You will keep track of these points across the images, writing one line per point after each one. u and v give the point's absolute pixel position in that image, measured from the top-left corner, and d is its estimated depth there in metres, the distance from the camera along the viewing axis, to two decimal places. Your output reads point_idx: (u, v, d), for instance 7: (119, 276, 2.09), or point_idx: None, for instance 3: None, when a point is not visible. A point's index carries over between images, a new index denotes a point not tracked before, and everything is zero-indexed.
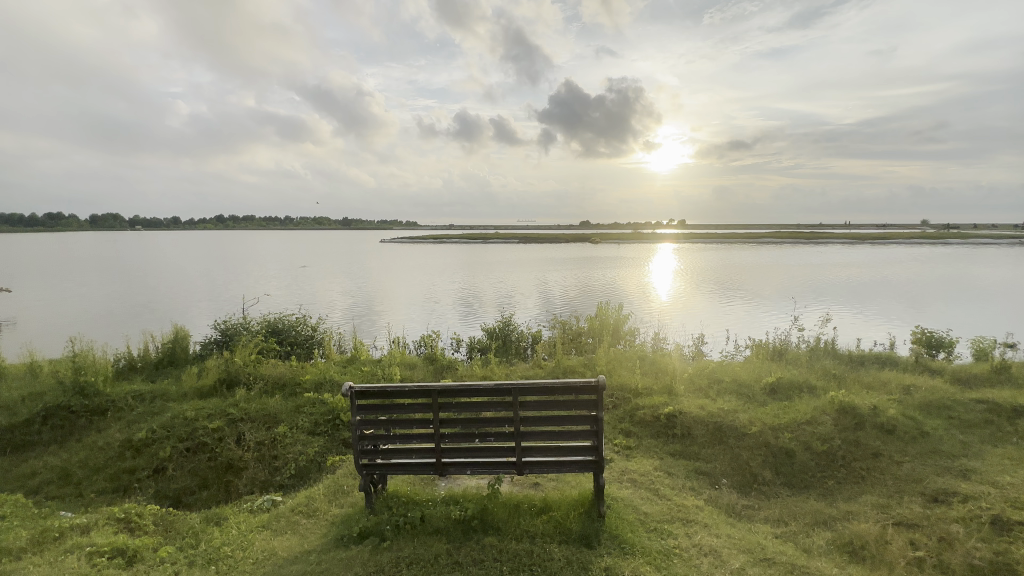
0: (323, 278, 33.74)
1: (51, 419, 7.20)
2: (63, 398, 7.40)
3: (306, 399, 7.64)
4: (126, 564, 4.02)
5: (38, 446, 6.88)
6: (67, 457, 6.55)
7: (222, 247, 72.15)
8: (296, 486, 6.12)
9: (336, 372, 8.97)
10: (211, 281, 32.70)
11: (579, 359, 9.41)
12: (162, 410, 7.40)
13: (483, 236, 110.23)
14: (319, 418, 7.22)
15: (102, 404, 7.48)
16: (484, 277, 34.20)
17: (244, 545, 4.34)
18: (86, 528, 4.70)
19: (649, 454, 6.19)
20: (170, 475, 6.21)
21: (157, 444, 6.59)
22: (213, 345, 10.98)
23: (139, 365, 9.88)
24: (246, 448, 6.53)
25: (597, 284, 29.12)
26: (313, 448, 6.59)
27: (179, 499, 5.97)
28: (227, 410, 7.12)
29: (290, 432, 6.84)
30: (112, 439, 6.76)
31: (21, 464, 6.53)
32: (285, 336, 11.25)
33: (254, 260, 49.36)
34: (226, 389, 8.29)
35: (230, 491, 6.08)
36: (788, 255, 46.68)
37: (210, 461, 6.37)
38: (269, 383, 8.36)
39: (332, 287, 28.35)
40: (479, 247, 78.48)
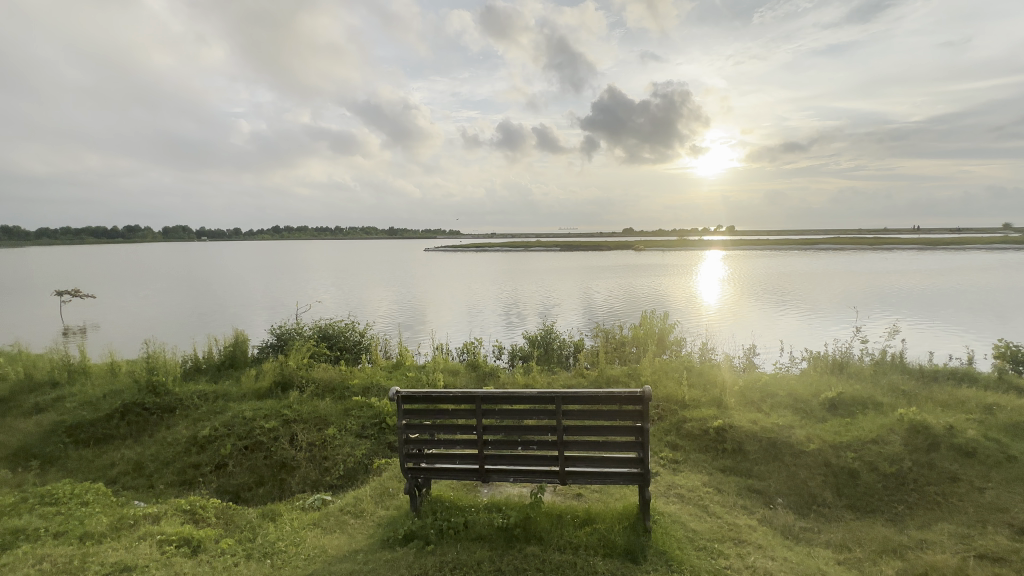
0: (370, 286, 34.98)
1: (127, 415, 7.82)
2: (138, 396, 8.04)
3: (353, 403, 7.96)
4: (191, 553, 4.29)
5: (116, 439, 7.48)
6: (141, 450, 7.07)
7: (279, 257, 76.16)
8: (344, 487, 6.34)
9: (383, 376, 9.25)
10: (268, 289, 34.56)
11: (623, 369, 9.24)
12: (224, 410, 7.89)
13: (526, 243, 110.92)
14: (366, 421, 7.48)
15: (171, 403, 8.07)
16: (525, 285, 34.28)
17: (297, 541, 4.52)
18: (157, 517, 5.06)
19: (698, 469, 5.94)
20: (230, 472, 6.57)
21: (219, 441, 7.02)
22: (270, 349, 11.60)
23: (204, 366, 10.58)
24: (298, 448, 6.84)
25: (642, 292, 28.52)
26: (361, 450, 6.83)
27: (237, 493, 6.31)
28: (282, 412, 7.52)
29: (339, 434, 7.12)
30: (180, 434, 7.27)
31: (101, 455, 7.11)
32: (335, 342, 11.72)
33: (308, 269, 51.80)
34: (280, 390, 8.74)
35: (284, 489, 6.34)
36: (850, 262, 43.99)
37: (266, 459, 6.70)
38: (320, 386, 8.75)
39: (380, 296, 29.23)
40: (522, 255, 78.91)
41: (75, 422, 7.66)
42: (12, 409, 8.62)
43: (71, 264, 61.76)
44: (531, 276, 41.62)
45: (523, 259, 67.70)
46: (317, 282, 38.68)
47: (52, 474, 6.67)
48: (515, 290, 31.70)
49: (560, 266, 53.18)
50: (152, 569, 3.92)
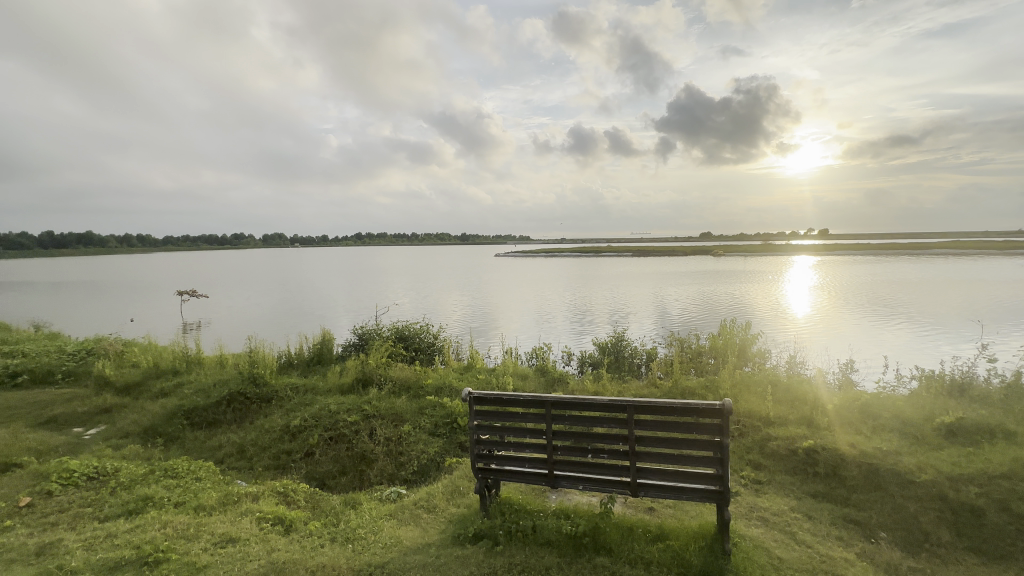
0: (444, 290, 36.29)
1: (232, 402, 8.75)
2: (242, 386, 8.98)
3: (427, 402, 8.31)
4: (284, 531, 4.70)
5: (223, 423, 8.38)
6: (243, 435, 7.85)
7: (362, 263, 81.35)
8: (418, 482, 6.61)
9: (455, 378, 9.55)
10: (351, 292, 37.09)
11: (699, 380, 8.78)
12: (313, 402, 8.58)
13: (597, 249, 109.42)
14: (438, 420, 7.80)
15: (268, 394, 8.92)
16: (596, 291, 33.77)
17: (375, 529, 4.78)
18: (256, 497, 5.59)
19: (784, 493, 5.48)
20: (317, 460, 7.10)
21: (308, 431, 7.63)
22: (352, 348, 12.43)
23: (295, 361, 11.55)
24: (377, 442, 7.26)
25: (721, 300, 26.91)
26: (434, 448, 7.11)
27: (323, 480, 6.78)
28: (363, 408, 8.04)
29: (413, 431, 7.48)
30: (276, 423, 8.00)
31: (211, 438, 7.99)
32: (411, 343, 12.30)
33: (386, 274, 54.82)
34: (361, 387, 9.34)
35: (363, 479, 6.73)
36: (974, 269, 38.47)
37: (348, 451, 7.17)
38: (397, 384, 9.22)
39: (453, 300, 30.17)
40: (593, 260, 77.84)
41: (191, 406, 8.69)
42: (143, 393, 9.99)
43: (191, 268, 70.56)
44: (602, 282, 40.93)
45: (592, 265, 66.72)
46: (395, 286, 40.90)
47: (172, 452, 7.59)
48: (586, 296, 31.28)
49: (631, 272, 51.67)
50: (251, 543, 4.34)
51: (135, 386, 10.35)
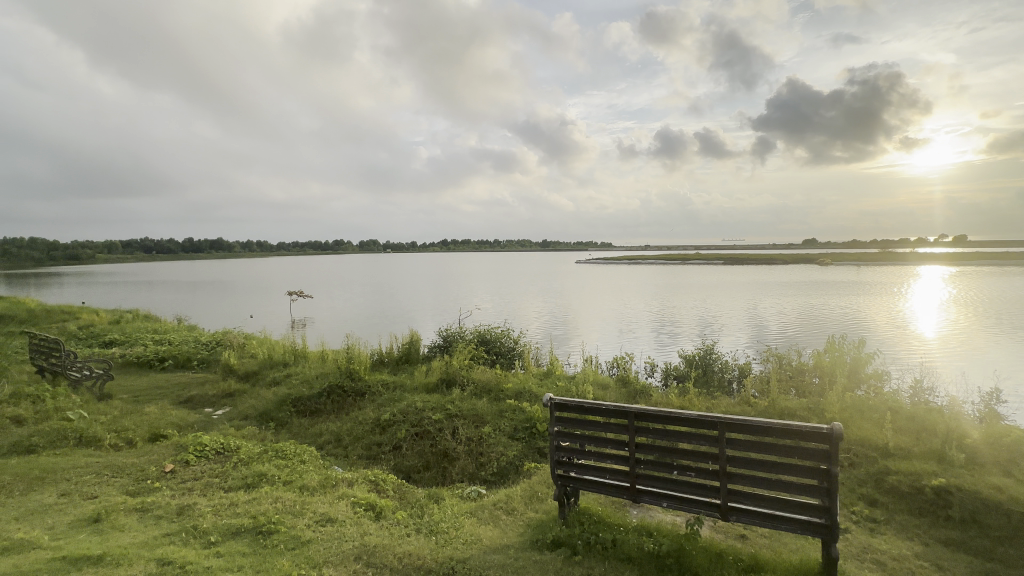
0: (524, 296, 36.67)
1: (332, 394, 9.58)
2: (340, 380, 9.80)
3: (507, 406, 8.47)
4: (375, 517, 5.04)
5: (324, 413, 9.19)
6: (340, 426, 8.52)
7: (447, 268, 84.85)
8: (497, 483, 6.75)
9: (535, 384, 9.60)
10: (437, 296, 38.87)
11: (801, 401, 7.98)
12: (401, 399, 9.11)
13: (684, 257, 104.18)
14: (518, 424, 7.92)
15: (362, 389, 9.65)
16: (684, 301, 32.05)
17: (457, 525, 4.95)
18: (351, 482, 6.05)
19: (906, 536, 4.80)
20: (404, 453, 7.50)
21: (397, 425, 8.10)
22: (437, 349, 13.01)
23: (386, 359, 12.35)
24: (459, 440, 7.53)
25: (829, 315, 24.25)
26: (513, 451, 7.23)
27: (409, 473, 7.13)
28: (446, 407, 8.39)
29: (494, 434, 7.66)
30: (368, 416, 8.60)
31: (313, 425, 8.76)
32: (492, 346, 12.60)
33: (469, 280, 56.65)
34: (445, 387, 9.74)
35: (446, 475, 7.00)
36: None
37: (432, 447, 7.50)
38: (479, 386, 9.49)
39: (533, 306, 30.34)
40: (681, 268, 74.05)
41: (298, 395, 9.62)
42: (259, 381, 11.28)
43: (299, 271, 78.38)
44: (690, 291, 38.81)
45: (678, 273, 63.62)
46: (477, 291, 42.19)
47: (282, 435, 8.45)
48: (672, 305, 29.84)
49: (723, 281, 48.37)
50: (346, 525, 4.70)
51: (253, 374, 11.73)
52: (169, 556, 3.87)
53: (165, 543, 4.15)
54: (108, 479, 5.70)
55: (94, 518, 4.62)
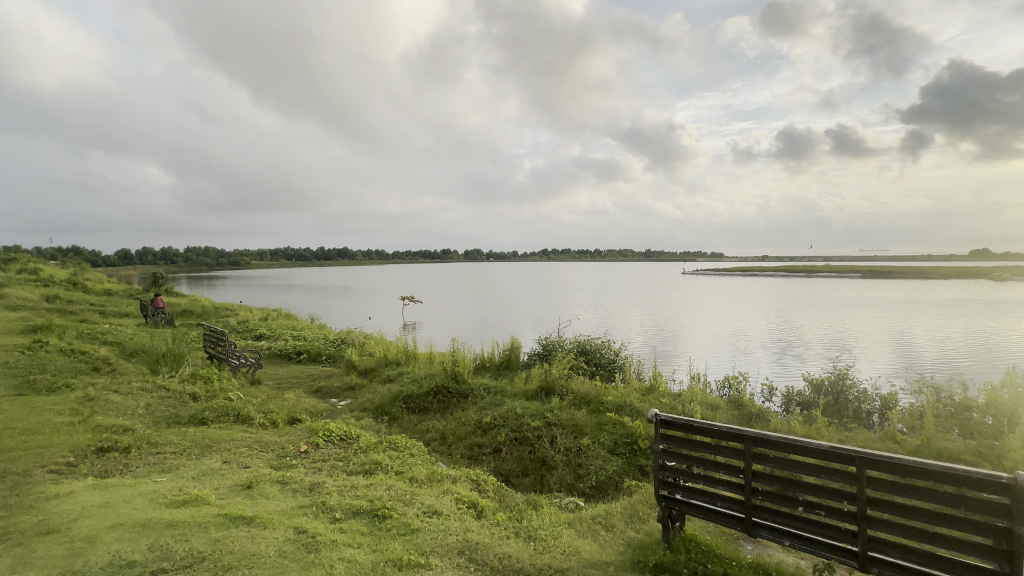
0: (626, 308, 35.50)
1: (438, 394, 10.20)
2: (445, 382, 10.41)
3: (607, 418, 8.29)
4: (477, 515, 5.24)
5: (431, 411, 9.79)
6: (445, 424, 8.99)
7: (547, 278, 85.42)
8: (596, 497, 6.64)
9: (637, 398, 9.24)
10: (537, 304, 39.29)
11: (968, 443, 6.63)
12: (501, 404, 9.37)
13: (810, 270, 93.04)
14: (618, 439, 7.70)
15: (465, 391, 10.18)
16: (810, 318, 28.52)
17: (555, 534, 4.95)
18: (455, 480, 6.35)
19: None
20: (503, 457, 7.68)
21: (497, 429, 8.34)
22: (537, 357, 13.17)
23: (488, 364, 12.79)
24: (557, 450, 7.55)
25: (1011, 342, 19.82)
26: (612, 466, 7.07)
27: (508, 476, 7.27)
28: (545, 415, 8.46)
29: (593, 446, 7.56)
30: (471, 418, 8.98)
31: (421, 421, 9.34)
32: (592, 357, 12.42)
33: (568, 289, 56.47)
34: (544, 395, 9.82)
35: (544, 483, 7.05)
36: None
37: (531, 454, 7.61)
38: (578, 397, 9.40)
39: (635, 318, 29.25)
40: (806, 281, 66.07)
41: (409, 393, 10.35)
42: (375, 377, 12.37)
43: (411, 279, 84.82)
44: (819, 307, 34.46)
45: (803, 286, 57.13)
46: (577, 301, 41.85)
47: (394, 428, 9.13)
48: (795, 323, 26.78)
49: (860, 297, 42.20)
50: (450, 519, 4.94)
51: (371, 370, 12.91)
52: (303, 525, 4.39)
53: (299, 513, 4.73)
54: (257, 453, 6.66)
55: (247, 485, 5.42)
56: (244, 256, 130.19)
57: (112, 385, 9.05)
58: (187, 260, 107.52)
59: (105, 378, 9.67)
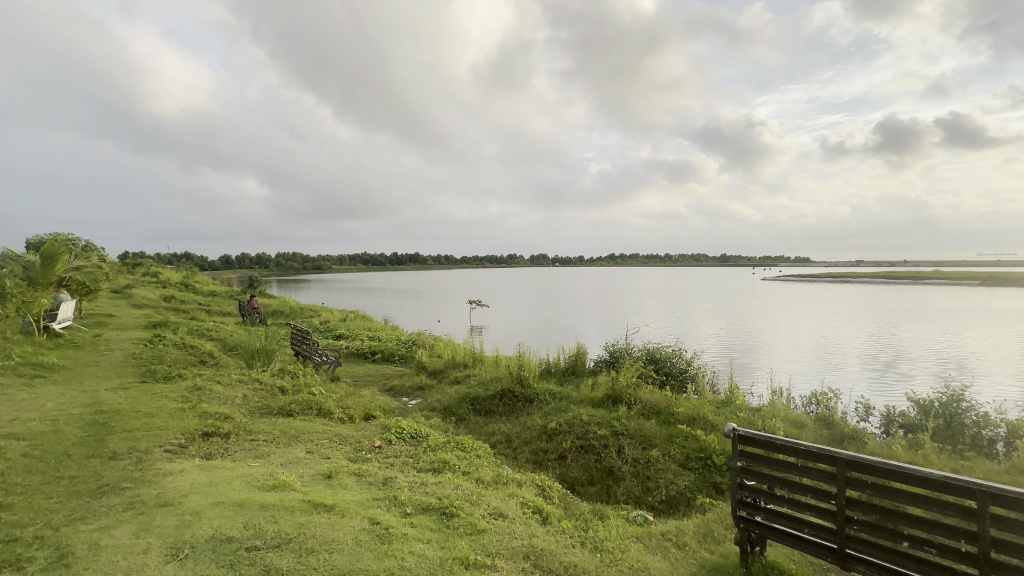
0: (699, 315, 33.79)
1: (504, 397, 10.32)
2: (511, 386, 10.51)
3: (678, 431, 7.93)
4: (542, 520, 5.22)
5: (496, 414, 9.91)
6: (510, 428, 9.05)
7: (614, 283, 83.60)
8: (666, 512, 6.38)
9: (711, 411, 8.75)
10: (604, 310, 38.52)
11: None
12: (566, 410, 9.28)
13: (915, 276, 83.10)
14: (690, 453, 7.35)
15: (531, 396, 10.21)
16: (916, 331, 25.40)
17: (623, 547, 4.80)
18: (520, 484, 6.37)
19: None
20: (569, 464, 7.60)
21: (563, 435, 8.26)
22: (603, 364, 12.91)
23: (553, 369, 12.72)
24: (625, 460, 7.35)
25: None
26: (684, 481, 6.75)
27: (573, 484, 7.16)
28: (612, 423, 8.26)
29: (662, 459, 7.27)
30: (536, 423, 8.98)
31: (487, 424, 9.47)
32: (662, 366, 11.95)
33: (638, 295, 54.75)
34: (611, 403, 9.59)
35: (611, 494, 6.88)
36: None
37: (597, 463, 7.46)
38: (646, 407, 9.08)
39: (709, 327, 27.74)
40: (910, 289, 59.12)
41: (475, 395, 10.55)
42: (444, 379, 12.75)
43: (478, 283, 86.82)
44: (927, 318, 30.62)
45: (907, 294, 51.20)
46: (646, 307, 40.46)
47: (461, 429, 9.34)
48: (897, 335, 23.99)
49: (981, 307, 36.91)
50: (516, 522, 4.96)
51: (440, 371, 13.33)
52: (377, 517, 4.61)
53: (374, 505, 4.98)
54: (336, 446, 7.11)
55: (328, 475, 5.81)
56: (327, 261, 140.28)
57: (216, 377, 10.12)
58: (278, 265, 117.82)
59: (210, 370, 10.83)
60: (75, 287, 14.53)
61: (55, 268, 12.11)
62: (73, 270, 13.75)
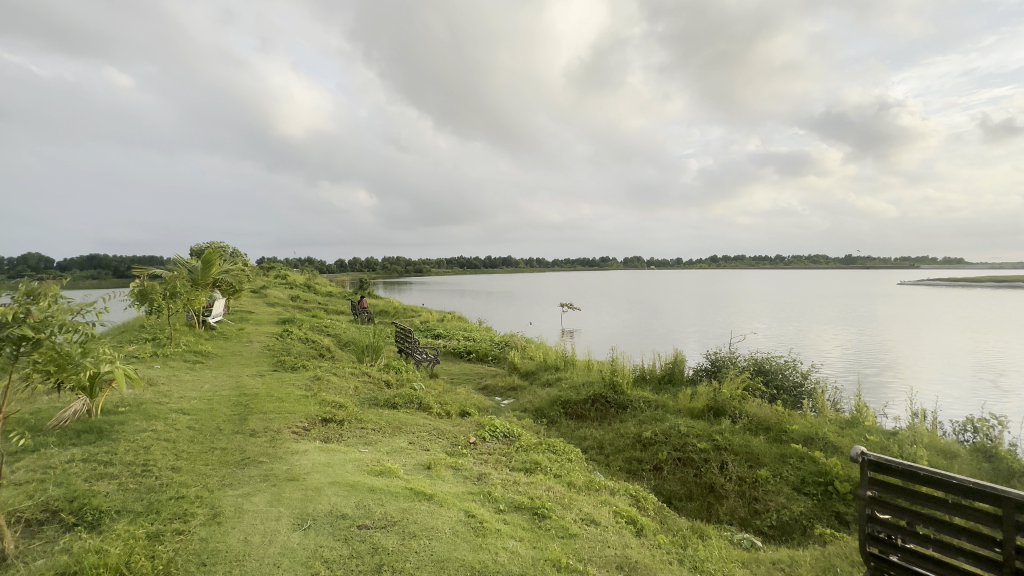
0: (818, 324, 30.23)
1: (596, 402, 10.15)
2: (603, 391, 10.33)
3: (793, 450, 7.18)
4: (636, 532, 5.04)
5: (588, 419, 9.78)
6: (602, 434, 8.86)
7: (718, 286, 78.18)
8: (777, 539, 5.81)
9: (833, 431, 7.79)
10: (705, 316, 36.18)
11: None
12: (662, 420, 8.87)
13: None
14: (806, 476, 6.61)
15: (624, 403, 9.95)
16: None
17: (725, 570, 4.47)
18: (613, 492, 6.21)
19: None
20: (665, 476, 7.24)
21: (658, 445, 7.91)
22: (704, 373, 12.12)
23: (648, 376, 12.22)
24: (728, 477, 6.85)
25: None
26: (799, 507, 6.09)
27: (670, 498, 6.81)
28: (713, 436, 7.74)
29: (773, 479, 6.65)
30: (629, 430, 8.69)
31: (578, 428, 9.38)
32: (772, 379, 10.90)
33: (745, 300, 50.49)
34: (713, 416, 8.97)
35: (712, 512, 6.45)
36: None
37: (697, 478, 7.03)
38: (754, 421, 8.35)
39: (831, 337, 24.67)
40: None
41: (567, 398, 10.50)
42: (536, 380, 12.87)
43: (571, 286, 86.55)
44: None
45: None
46: (754, 313, 37.17)
47: (552, 431, 9.35)
48: None
49: None
50: (609, 531, 4.85)
51: (532, 373, 13.48)
52: (472, 510, 4.80)
53: (469, 499, 5.19)
54: (434, 439, 7.51)
55: (427, 465, 6.17)
56: (427, 264, 149.05)
57: (333, 369, 11.26)
58: (384, 268, 127.83)
59: (328, 362, 12.06)
60: (225, 287, 17.09)
61: (211, 272, 14.35)
62: (224, 273, 16.19)
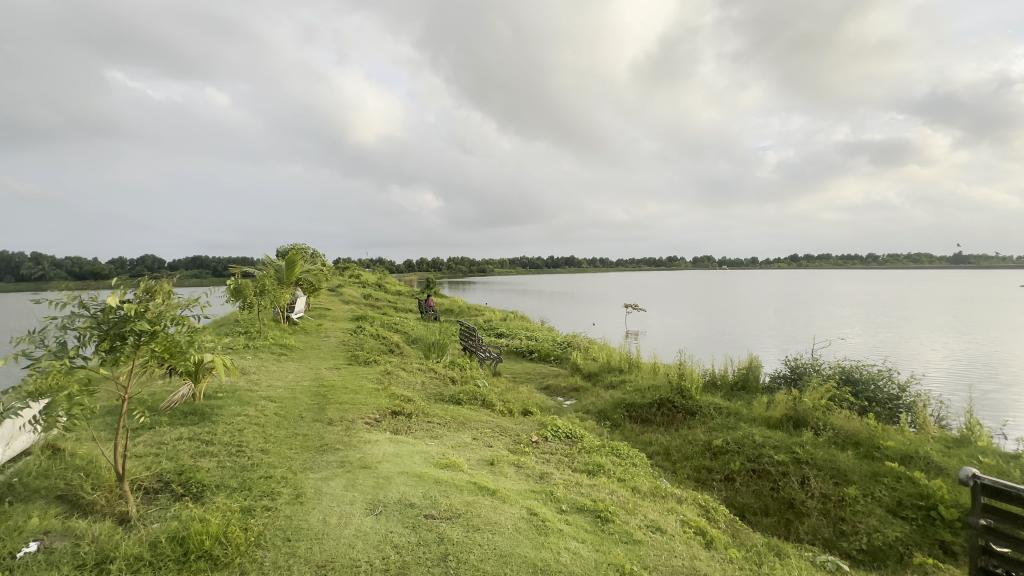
0: (920, 330, 27.09)
1: (662, 407, 9.80)
2: (670, 395, 9.94)
3: (887, 468, 6.51)
4: (705, 543, 4.82)
5: (654, 423, 9.47)
6: (669, 440, 8.54)
7: (800, 288, 72.57)
8: (868, 565, 5.30)
9: (937, 450, 6.96)
10: (783, 319, 33.71)
11: None
12: (735, 428, 8.39)
13: None
14: (904, 498, 5.96)
15: (693, 409, 9.52)
16: None
17: None
18: (680, 500, 5.98)
19: None
20: (737, 487, 6.85)
21: (731, 455, 7.49)
22: (782, 380, 11.30)
23: (719, 382, 11.60)
24: (810, 494, 6.35)
25: None
26: (894, 531, 5.51)
27: (743, 511, 6.42)
28: (793, 448, 7.20)
29: (863, 499, 6.08)
30: (698, 437, 8.31)
31: (643, 433, 9.11)
32: (862, 389, 9.94)
33: (831, 303, 46.40)
34: (792, 427, 8.35)
35: (791, 530, 6.02)
36: None
37: (773, 492, 6.59)
38: (841, 435, 7.66)
39: (936, 346, 22.00)
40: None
41: (631, 401, 10.23)
42: (599, 382, 12.67)
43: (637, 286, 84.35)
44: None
45: None
46: (842, 317, 34.01)
47: (615, 434, 9.16)
48: None
49: None
50: (676, 540, 4.67)
51: (595, 374, 13.30)
52: (534, 508, 4.83)
53: (532, 497, 5.22)
54: (497, 436, 7.63)
55: (490, 462, 6.28)
56: (490, 264, 151.62)
57: (401, 364, 11.79)
58: (450, 268, 131.67)
59: (397, 358, 12.65)
60: (306, 286, 18.45)
61: (294, 271, 15.55)
62: (305, 272, 17.49)
